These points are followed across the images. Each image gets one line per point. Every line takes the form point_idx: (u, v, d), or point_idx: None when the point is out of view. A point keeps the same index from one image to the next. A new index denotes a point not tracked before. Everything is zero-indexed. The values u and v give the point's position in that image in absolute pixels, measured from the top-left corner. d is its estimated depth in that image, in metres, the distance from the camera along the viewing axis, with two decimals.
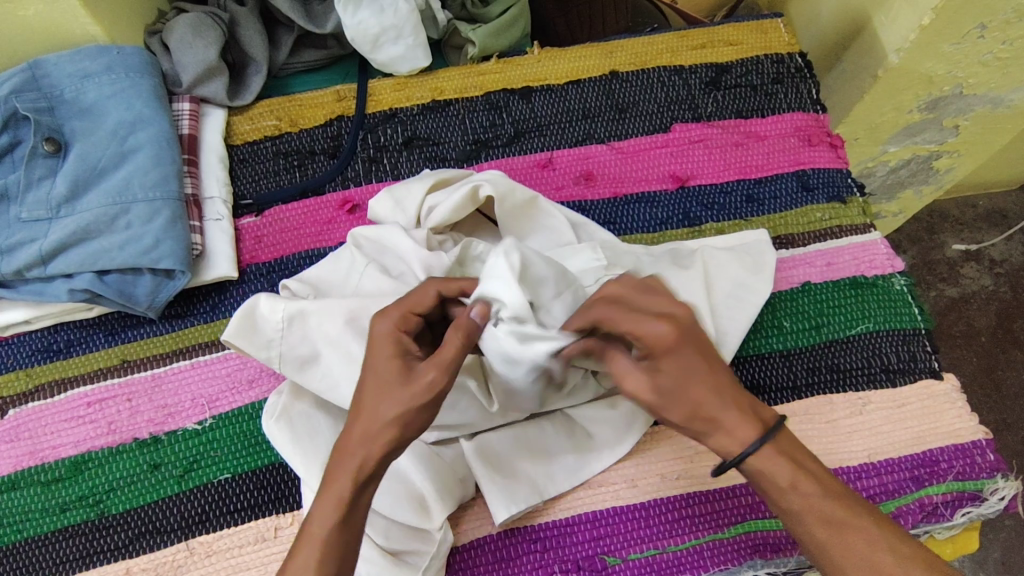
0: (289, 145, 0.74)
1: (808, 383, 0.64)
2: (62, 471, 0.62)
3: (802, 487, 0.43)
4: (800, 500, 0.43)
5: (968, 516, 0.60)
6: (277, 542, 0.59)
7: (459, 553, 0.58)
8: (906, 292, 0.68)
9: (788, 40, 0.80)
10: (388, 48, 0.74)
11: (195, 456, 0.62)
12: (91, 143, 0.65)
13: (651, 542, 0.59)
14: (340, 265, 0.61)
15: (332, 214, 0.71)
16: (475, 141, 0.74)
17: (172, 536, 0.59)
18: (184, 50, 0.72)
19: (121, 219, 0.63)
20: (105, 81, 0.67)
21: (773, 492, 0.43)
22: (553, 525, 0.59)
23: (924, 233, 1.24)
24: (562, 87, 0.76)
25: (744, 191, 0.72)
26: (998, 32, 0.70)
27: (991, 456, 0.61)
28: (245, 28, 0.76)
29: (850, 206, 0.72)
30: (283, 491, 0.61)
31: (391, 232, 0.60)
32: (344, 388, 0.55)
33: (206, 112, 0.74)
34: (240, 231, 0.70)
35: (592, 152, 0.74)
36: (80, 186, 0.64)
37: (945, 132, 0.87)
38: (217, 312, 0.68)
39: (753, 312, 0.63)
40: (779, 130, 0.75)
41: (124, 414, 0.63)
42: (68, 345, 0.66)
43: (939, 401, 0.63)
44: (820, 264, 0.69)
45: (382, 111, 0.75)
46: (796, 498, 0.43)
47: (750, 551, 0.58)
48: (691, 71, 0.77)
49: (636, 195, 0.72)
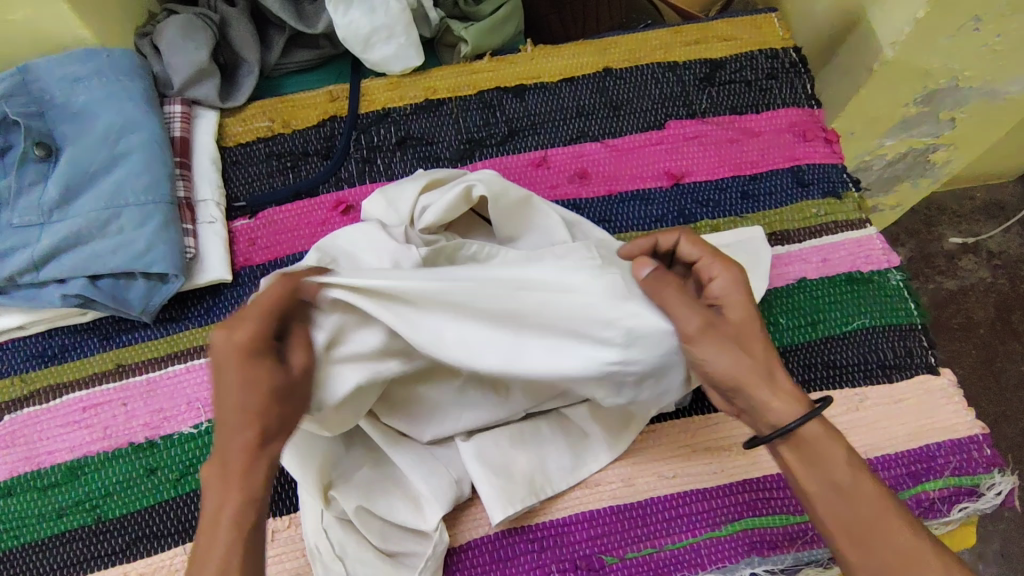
0: (282, 147, 0.73)
1: (804, 380, 0.64)
2: (58, 477, 0.62)
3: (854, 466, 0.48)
4: (852, 477, 0.47)
5: (963, 512, 0.60)
6: (274, 545, 0.59)
7: (456, 553, 0.58)
8: (902, 288, 0.68)
9: (782, 34, 0.79)
10: (379, 48, 0.74)
11: (191, 461, 0.62)
12: (82, 147, 0.64)
13: (647, 541, 0.59)
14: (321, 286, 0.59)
15: (325, 216, 0.71)
16: (469, 140, 0.74)
17: (169, 541, 0.60)
18: (174, 53, 0.71)
19: (112, 224, 0.63)
20: (94, 84, 0.66)
21: (828, 463, 0.48)
22: (549, 525, 0.59)
23: (922, 226, 1.24)
24: (555, 85, 0.76)
25: (739, 187, 0.72)
26: (994, 24, 0.69)
27: (987, 451, 0.61)
28: (236, 29, 0.75)
29: (846, 201, 0.71)
30: (280, 494, 0.61)
31: (366, 231, 0.59)
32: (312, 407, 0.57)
33: (198, 113, 0.73)
34: (233, 233, 0.70)
35: (587, 149, 0.74)
36: (71, 191, 0.63)
37: (942, 125, 0.87)
38: (211, 314, 0.67)
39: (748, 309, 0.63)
40: (774, 126, 0.75)
41: (119, 419, 0.63)
42: (63, 349, 0.66)
43: (935, 396, 0.63)
44: (815, 260, 0.69)
45: (375, 111, 0.75)
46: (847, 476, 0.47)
47: (746, 549, 0.58)
48: (685, 67, 0.77)
49: (630, 193, 0.72)
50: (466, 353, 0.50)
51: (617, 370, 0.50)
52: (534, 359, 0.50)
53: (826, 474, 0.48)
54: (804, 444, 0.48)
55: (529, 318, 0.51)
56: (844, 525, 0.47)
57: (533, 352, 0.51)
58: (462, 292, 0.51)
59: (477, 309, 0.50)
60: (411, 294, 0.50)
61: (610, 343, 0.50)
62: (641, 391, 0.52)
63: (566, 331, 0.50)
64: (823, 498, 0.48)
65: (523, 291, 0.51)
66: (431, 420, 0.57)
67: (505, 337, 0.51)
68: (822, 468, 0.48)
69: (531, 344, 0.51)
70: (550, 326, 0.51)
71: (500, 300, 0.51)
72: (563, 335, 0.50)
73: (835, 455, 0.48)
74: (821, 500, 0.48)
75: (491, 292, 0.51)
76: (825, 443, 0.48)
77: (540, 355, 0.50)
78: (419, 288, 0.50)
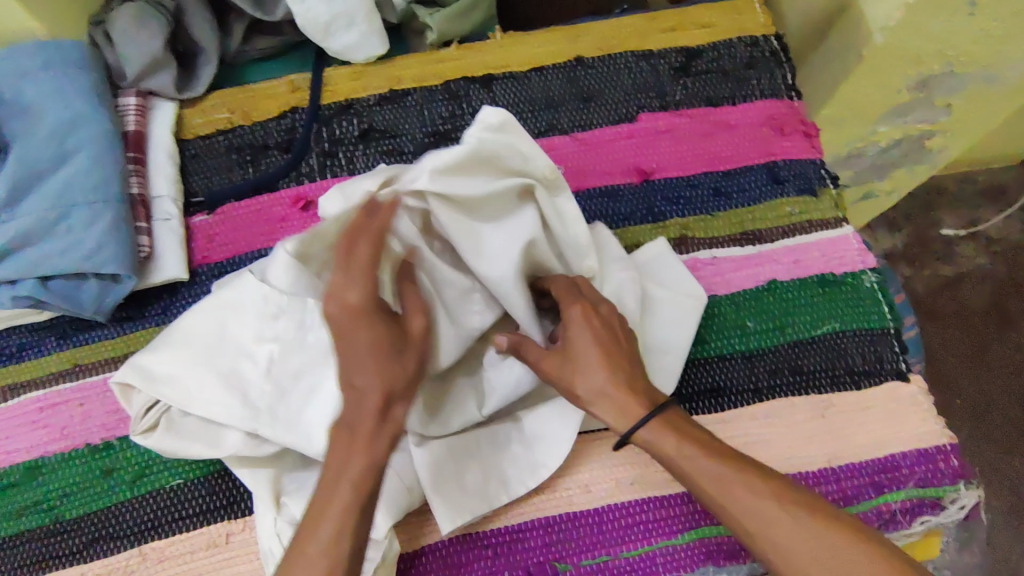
0: (241, 140, 0.71)
1: (769, 387, 0.62)
2: (16, 477, 0.62)
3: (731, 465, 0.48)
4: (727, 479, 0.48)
5: (924, 525, 0.59)
6: (227, 548, 0.59)
7: (407, 559, 0.58)
8: (876, 290, 0.66)
9: (764, 21, 0.75)
10: (340, 37, 0.71)
11: (145, 462, 0.62)
12: (29, 145, 0.62)
13: (602, 549, 0.58)
14: (191, 334, 0.57)
15: (284, 212, 0.69)
16: (434, 132, 0.72)
17: (124, 542, 0.60)
18: (126, 42, 0.68)
19: (62, 224, 0.61)
20: (41, 78, 0.63)
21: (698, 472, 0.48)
22: (503, 531, 0.59)
23: (920, 211, 1.21)
24: (524, 75, 0.73)
25: (711, 184, 0.69)
26: (988, 9, 0.66)
27: (954, 462, 0.60)
28: (191, 16, 0.72)
29: (823, 200, 0.69)
30: (233, 497, 0.60)
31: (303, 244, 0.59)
32: (217, 434, 0.56)
33: (155, 105, 0.71)
34: (191, 230, 0.69)
35: (555, 143, 0.71)
36: (20, 190, 0.61)
37: (937, 111, 0.83)
38: (169, 313, 0.66)
39: (692, 320, 0.61)
40: (750, 119, 0.71)
41: (76, 420, 0.63)
42: (20, 348, 0.66)
43: (905, 404, 0.62)
44: (787, 261, 0.66)
45: (337, 102, 0.72)
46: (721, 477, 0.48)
47: (701, 558, 0.58)
48: (660, 56, 0.73)
49: (599, 189, 0.69)
50: (180, 388, 0.55)
51: (256, 419, 0.55)
52: (200, 400, 0.55)
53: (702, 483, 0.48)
54: (640, 436, 0.50)
55: (235, 375, 0.56)
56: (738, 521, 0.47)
57: (203, 402, 0.55)
58: (209, 315, 0.57)
59: (201, 347, 0.57)
60: (192, 322, 0.57)
61: (251, 412, 0.55)
62: (292, 444, 0.54)
63: (241, 389, 0.56)
64: (693, 482, 0.49)
65: (238, 335, 0.57)
66: (294, 429, 0.55)
67: (205, 380, 0.56)
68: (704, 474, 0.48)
69: (213, 393, 0.55)
70: (246, 385, 0.56)
71: (229, 345, 0.57)
72: (229, 390, 0.56)
73: (671, 447, 0.49)
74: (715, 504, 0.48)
75: (238, 321, 0.57)
76: (668, 431, 0.50)
77: (217, 397, 0.55)
78: (201, 305, 0.58)
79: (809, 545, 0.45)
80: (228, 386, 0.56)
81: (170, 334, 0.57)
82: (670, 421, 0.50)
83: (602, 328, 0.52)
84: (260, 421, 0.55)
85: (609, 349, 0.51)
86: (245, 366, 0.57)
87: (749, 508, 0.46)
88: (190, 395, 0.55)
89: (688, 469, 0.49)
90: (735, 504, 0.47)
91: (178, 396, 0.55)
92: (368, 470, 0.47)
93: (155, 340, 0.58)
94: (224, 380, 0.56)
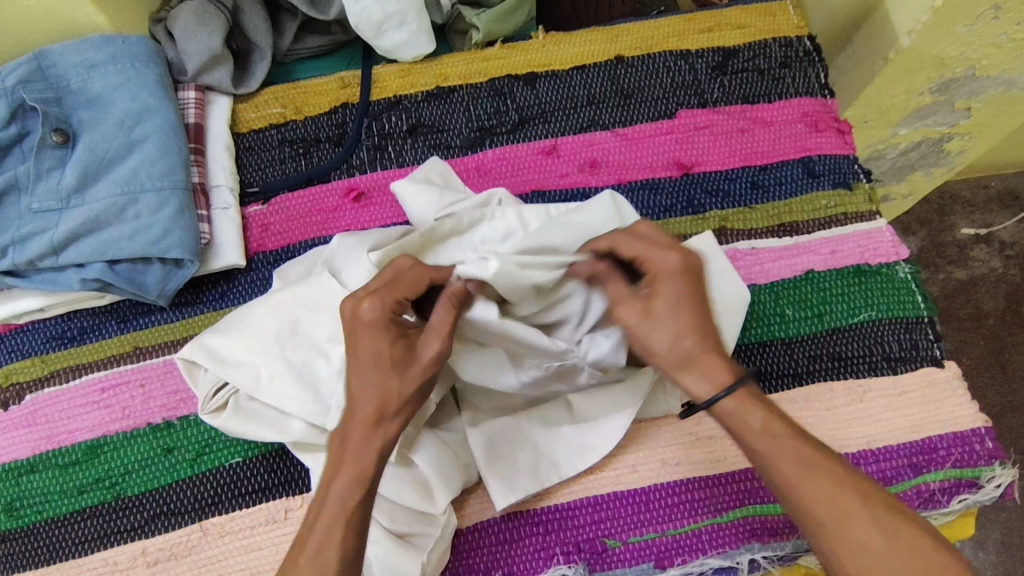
0: (294, 133, 0.74)
1: (809, 371, 0.65)
2: (78, 455, 0.64)
3: (771, 427, 0.48)
4: (770, 442, 0.47)
5: (963, 503, 0.61)
6: (287, 524, 0.61)
7: (463, 534, 0.60)
8: (910, 280, 0.68)
9: (797, 22, 0.78)
10: (391, 35, 0.73)
11: (206, 441, 0.64)
12: (99, 134, 0.65)
13: (650, 526, 0.60)
14: (262, 326, 0.59)
15: (337, 202, 0.72)
16: (480, 127, 0.74)
17: (186, 518, 0.62)
18: (187, 38, 0.71)
19: (129, 210, 0.64)
20: (110, 71, 0.67)
21: (745, 430, 0.48)
22: (555, 508, 0.61)
23: (934, 215, 1.22)
24: (566, 73, 0.76)
25: (748, 178, 0.72)
26: (1014, 12, 0.66)
27: (989, 444, 0.62)
28: (249, 15, 0.74)
29: (856, 193, 0.71)
30: (291, 475, 0.62)
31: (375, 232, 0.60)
32: (282, 421, 0.59)
33: (212, 99, 0.74)
34: (247, 219, 0.71)
35: (597, 138, 0.74)
36: (89, 177, 0.64)
37: (957, 114, 0.83)
38: (226, 299, 0.69)
39: (736, 314, 0.62)
40: (785, 116, 0.74)
41: (137, 400, 0.65)
42: (81, 332, 0.68)
43: (940, 389, 0.64)
44: (824, 252, 0.69)
45: (387, 98, 0.75)
46: (767, 439, 0.47)
47: (747, 535, 0.60)
48: (697, 56, 0.76)
49: (639, 182, 0.72)
50: (251, 374, 0.58)
51: (325, 415, 0.57)
52: (270, 389, 0.58)
53: (748, 442, 0.48)
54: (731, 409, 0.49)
55: (307, 368, 0.58)
56: (778, 482, 0.47)
57: (274, 392, 0.58)
58: (285, 308, 0.59)
59: (274, 337, 0.58)
60: (254, 318, 0.59)
61: (321, 407, 0.57)
62: None
63: (312, 383, 0.58)
64: (769, 462, 0.47)
65: (311, 331, 0.59)
66: None
67: (277, 369, 0.58)
68: (749, 429, 0.48)
69: (283, 383, 0.58)
70: (317, 381, 0.58)
71: (302, 338, 0.59)
72: (301, 385, 0.57)
73: (755, 424, 0.48)
74: (763, 465, 0.47)
75: (312, 318, 0.59)
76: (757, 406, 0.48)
77: (289, 388, 0.57)
78: (276, 299, 0.60)
79: (877, 541, 0.43)
80: (300, 381, 0.58)
81: (234, 326, 0.60)
82: (762, 401, 0.49)
83: (685, 282, 0.51)
84: (328, 418, 0.56)
85: (695, 311, 0.50)
86: (318, 364, 0.58)
87: (821, 496, 0.45)
88: (259, 386, 0.58)
89: (766, 438, 0.47)
90: (809, 489, 0.45)
91: (254, 384, 0.58)
92: (358, 475, 0.47)
93: (225, 323, 0.61)
94: (298, 375, 0.58)
